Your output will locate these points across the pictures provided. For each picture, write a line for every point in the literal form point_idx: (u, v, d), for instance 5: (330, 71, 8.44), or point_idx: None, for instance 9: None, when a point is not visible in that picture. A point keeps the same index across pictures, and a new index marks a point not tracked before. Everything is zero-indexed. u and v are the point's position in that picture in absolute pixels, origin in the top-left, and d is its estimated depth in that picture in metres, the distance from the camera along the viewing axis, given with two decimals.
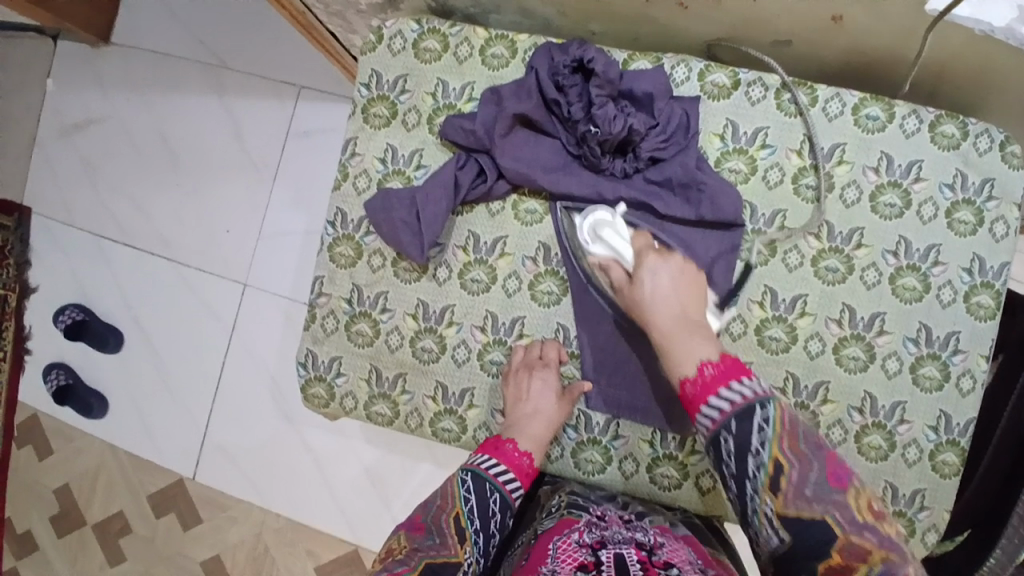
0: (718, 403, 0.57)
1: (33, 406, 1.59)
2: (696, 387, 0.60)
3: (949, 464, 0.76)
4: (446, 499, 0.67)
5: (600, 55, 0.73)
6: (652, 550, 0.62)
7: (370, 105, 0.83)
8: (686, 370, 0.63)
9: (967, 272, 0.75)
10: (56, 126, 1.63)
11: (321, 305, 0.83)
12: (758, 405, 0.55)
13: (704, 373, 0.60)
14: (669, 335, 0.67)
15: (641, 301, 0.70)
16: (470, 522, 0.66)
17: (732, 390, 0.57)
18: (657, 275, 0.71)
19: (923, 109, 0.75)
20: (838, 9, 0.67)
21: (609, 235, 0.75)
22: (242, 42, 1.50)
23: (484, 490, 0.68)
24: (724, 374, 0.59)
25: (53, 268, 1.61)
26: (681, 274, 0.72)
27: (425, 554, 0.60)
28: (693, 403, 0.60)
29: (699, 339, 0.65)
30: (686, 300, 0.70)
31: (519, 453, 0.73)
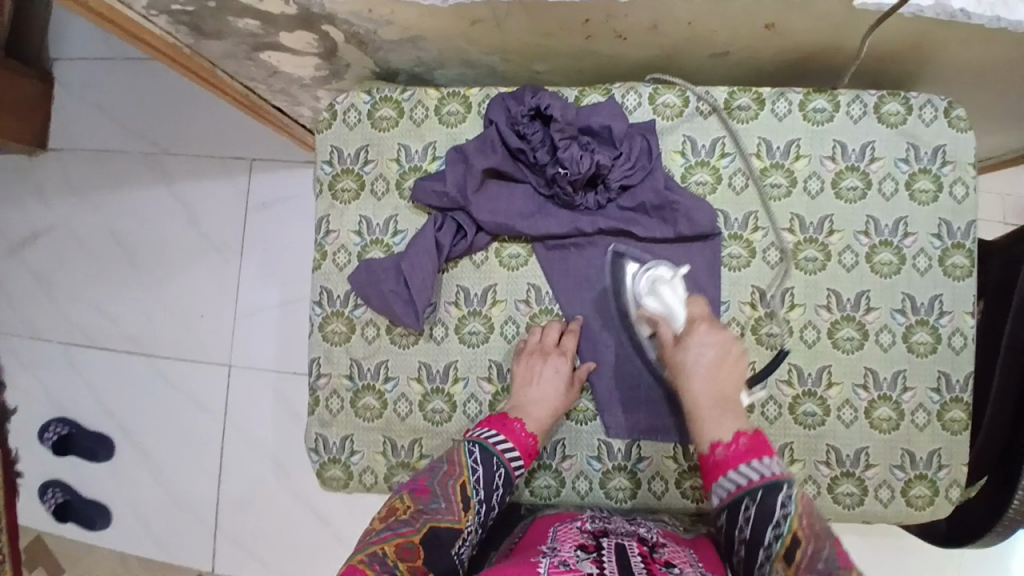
0: (746, 475, 0.62)
1: (34, 531, 1.54)
2: (728, 452, 0.65)
3: (958, 420, 0.79)
4: (453, 465, 0.70)
5: (554, 101, 0.75)
6: (653, 544, 0.66)
7: (336, 180, 0.83)
8: (718, 436, 0.66)
9: (937, 237, 0.78)
10: (6, 242, 1.58)
11: (323, 386, 0.82)
12: (783, 483, 0.60)
13: (718, 453, 0.65)
14: (702, 406, 0.69)
15: (682, 370, 0.71)
16: (475, 491, 0.69)
17: (755, 469, 0.62)
18: (703, 348, 0.71)
19: (865, 94, 0.78)
20: (770, 18, 0.70)
21: (666, 294, 0.75)
22: (184, 126, 1.49)
23: (491, 462, 0.70)
24: (754, 449, 0.64)
25: (29, 387, 1.56)
26: (725, 348, 0.71)
27: (430, 517, 0.65)
28: (717, 470, 0.65)
29: (725, 422, 0.67)
30: (727, 376, 0.70)
31: (524, 432, 0.74)
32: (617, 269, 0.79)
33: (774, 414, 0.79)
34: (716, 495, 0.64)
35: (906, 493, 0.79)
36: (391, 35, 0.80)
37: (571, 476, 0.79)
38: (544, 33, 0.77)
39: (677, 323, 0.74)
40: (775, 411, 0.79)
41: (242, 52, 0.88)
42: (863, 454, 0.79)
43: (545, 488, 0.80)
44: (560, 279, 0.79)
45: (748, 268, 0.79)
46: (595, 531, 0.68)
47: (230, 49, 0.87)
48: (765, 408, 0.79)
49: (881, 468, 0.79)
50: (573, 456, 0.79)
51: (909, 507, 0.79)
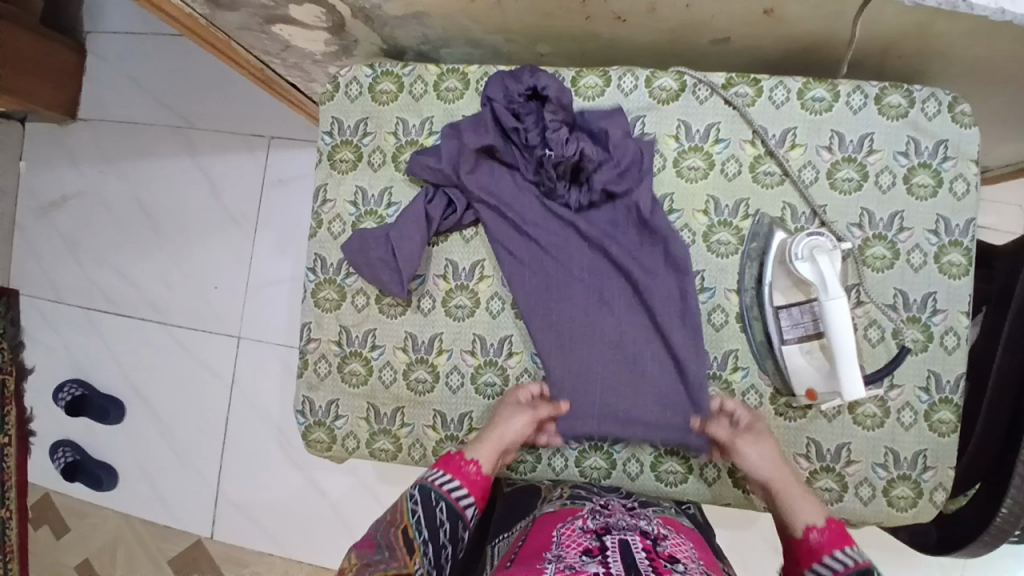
0: (833, 563, 0.65)
1: (46, 486, 1.60)
2: (822, 537, 0.67)
3: (946, 422, 0.77)
4: (396, 514, 0.70)
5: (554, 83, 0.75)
6: (656, 539, 0.65)
7: (335, 151, 0.85)
8: (809, 520, 0.69)
9: (933, 234, 0.77)
10: (35, 207, 1.64)
11: (312, 350, 0.84)
12: (873, 569, 0.63)
13: (812, 538, 0.68)
14: (788, 491, 0.72)
15: (752, 469, 0.73)
16: (418, 532, 0.69)
17: (837, 560, 0.65)
18: (760, 442, 0.73)
19: (866, 84, 0.77)
20: (769, 3, 0.69)
21: (824, 263, 0.69)
22: (207, 101, 1.53)
23: (428, 499, 0.71)
24: (834, 539, 0.67)
25: (48, 348, 1.62)
26: (774, 444, 0.74)
27: (375, 568, 0.65)
28: (809, 557, 0.67)
29: (808, 509, 0.70)
30: (779, 455, 0.75)
31: (468, 462, 0.75)
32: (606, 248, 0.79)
33: (755, 404, 0.78)
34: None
35: (889, 492, 0.78)
36: (395, 10, 0.81)
37: (548, 453, 0.81)
38: (544, 14, 0.78)
39: (829, 295, 0.68)
40: (756, 401, 0.78)
41: (255, 24, 0.91)
42: (845, 450, 0.78)
43: (522, 462, 0.82)
44: (530, 274, 0.79)
45: (737, 256, 0.78)
46: (597, 528, 0.67)
47: (242, 20, 0.90)
48: (746, 397, 0.78)
49: (863, 465, 0.78)
50: (550, 433, 0.80)
51: (891, 507, 0.78)
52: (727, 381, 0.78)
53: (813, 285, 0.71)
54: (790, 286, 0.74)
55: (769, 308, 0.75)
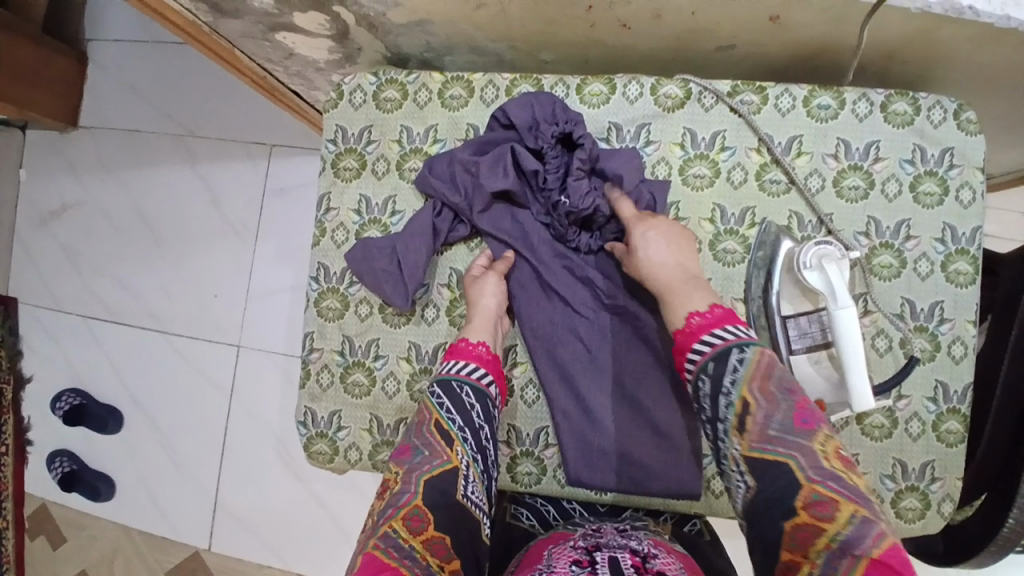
0: (710, 342, 0.66)
1: (42, 497, 1.58)
2: (703, 320, 0.67)
3: (954, 432, 0.77)
4: (424, 413, 0.72)
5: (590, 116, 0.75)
6: (647, 557, 0.64)
7: (338, 159, 0.84)
8: (694, 307, 0.69)
9: (940, 242, 0.76)
10: (35, 215, 1.64)
11: (314, 361, 0.84)
12: (736, 348, 0.64)
13: (694, 322, 0.68)
14: (676, 286, 0.71)
15: (639, 256, 0.73)
16: (451, 421, 0.70)
17: (715, 335, 0.66)
18: (654, 237, 0.72)
19: (872, 92, 0.77)
20: (776, 10, 0.69)
21: (832, 271, 0.69)
22: (209, 108, 1.53)
23: (451, 389, 0.72)
24: (721, 320, 0.67)
25: (45, 356, 1.60)
26: (685, 244, 0.74)
27: (421, 471, 0.66)
28: (690, 339, 0.67)
29: (694, 297, 0.69)
30: (688, 259, 0.73)
31: (475, 345, 0.75)
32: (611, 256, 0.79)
33: None
34: (687, 374, 0.67)
35: (897, 504, 0.77)
36: (399, 18, 0.81)
37: (553, 464, 0.79)
38: (549, 21, 0.77)
39: (839, 305, 0.68)
40: None
41: (258, 32, 0.90)
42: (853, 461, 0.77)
43: (527, 474, 0.80)
44: (533, 295, 0.79)
45: (743, 266, 0.77)
46: (589, 545, 0.67)
47: (245, 28, 0.89)
48: None
49: (871, 476, 0.78)
50: (556, 445, 0.79)
51: (899, 519, 0.78)
52: None
53: (821, 294, 0.71)
54: (798, 295, 0.74)
55: (776, 318, 0.74)
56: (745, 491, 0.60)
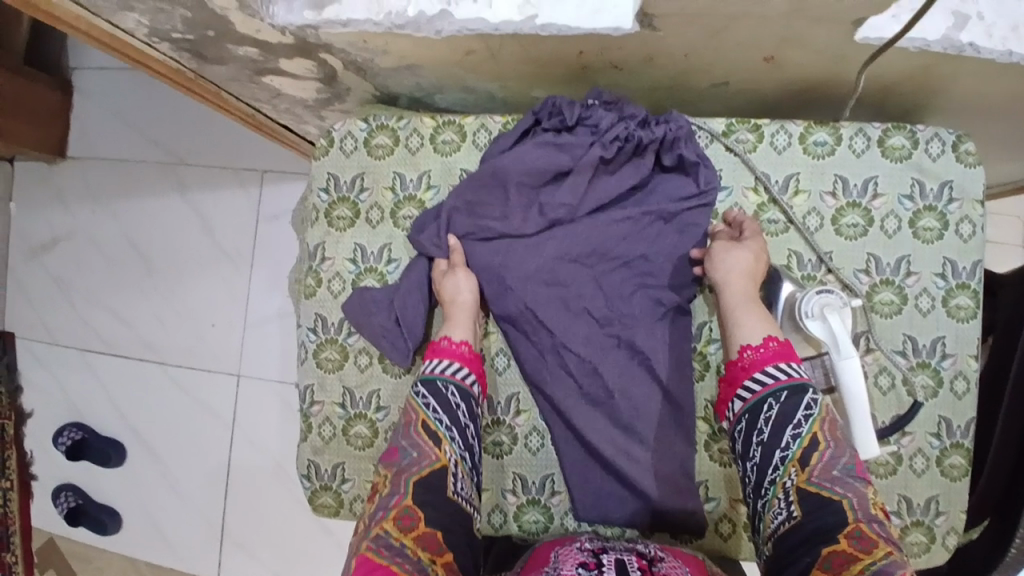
0: (775, 373, 0.66)
1: (48, 530, 1.58)
2: (756, 354, 0.68)
3: (957, 466, 0.76)
4: (410, 414, 0.70)
5: (594, 126, 0.75)
6: (653, 559, 0.65)
7: (332, 208, 0.83)
8: (748, 339, 0.69)
9: (941, 277, 0.76)
10: (27, 247, 1.62)
11: (315, 413, 0.83)
12: (809, 387, 0.65)
13: (770, 345, 0.68)
14: (741, 301, 0.71)
15: (724, 263, 0.72)
16: (439, 423, 0.69)
17: (779, 370, 0.66)
18: (745, 255, 0.72)
19: (869, 126, 0.76)
20: (770, 50, 0.68)
21: (834, 320, 0.69)
22: (198, 135, 1.51)
23: (438, 389, 0.71)
24: (784, 354, 0.68)
25: (44, 390, 1.60)
26: (762, 264, 0.73)
27: (410, 473, 0.65)
28: (742, 372, 0.68)
29: (760, 324, 0.70)
30: (759, 276, 0.73)
31: (455, 342, 0.75)
32: (612, 291, 0.76)
33: None
34: (738, 400, 0.68)
35: (902, 539, 0.77)
36: (387, 63, 0.79)
37: (560, 512, 0.79)
38: (540, 64, 0.76)
39: (842, 355, 0.69)
40: None
41: (244, 76, 0.89)
42: None
43: (533, 522, 0.79)
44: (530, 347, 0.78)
45: None
46: (594, 548, 0.67)
47: (231, 73, 0.88)
48: None
49: None
50: (562, 492, 0.79)
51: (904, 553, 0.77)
52: None
53: (822, 342, 0.71)
54: (801, 341, 0.73)
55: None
56: (786, 520, 0.59)
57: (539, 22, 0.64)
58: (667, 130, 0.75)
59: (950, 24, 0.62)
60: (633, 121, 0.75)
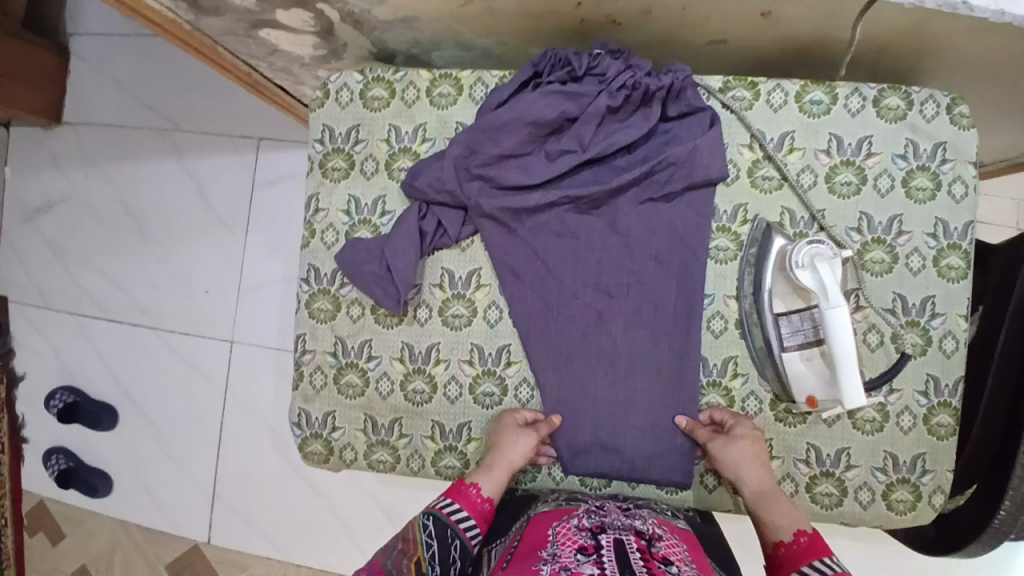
0: (823, 569, 0.59)
1: (38, 494, 1.58)
2: (792, 551, 0.62)
3: (944, 425, 0.77)
4: (408, 542, 0.66)
5: (602, 75, 0.75)
6: (651, 539, 0.65)
7: (327, 159, 0.83)
8: (778, 534, 0.64)
9: (932, 237, 0.76)
10: (21, 211, 1.62)
11: (307, 362, 0.84)
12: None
13: (800, 541, 0.63)
14: (766, 500, 0.68)
15: (728, 456, 0.71)
16: (434, 569, 0.64)
17: (827, 568, 0.59)
18: (745, 437, 0.72)
19: (864, 87, 0.76)
20: (766, 5, 0.68)
21: (824, 270, 0.68)
22: (194, 102, 1.50)
23: (445, 535, 0.66)
24: (816, 549, 0.62)
25: (37, 355, 1.59)
26: (762, 452, 0.72)
27: None
28: (788, 567, 0.62)
29: (787, 520, 0.66)
30: (767, 468, 0.71)
31: (479, 496, 0.70)
32: (602, 244, 0.78)
33: (754, 410, 0.77)
34: None
35: (888, 496, 0.78)
36: (385, 14, 0.79)
37: (548, 462, 0.80)
38: (538, 18, 0.76)
39: (830, 304, 0.67)
40: (755, 407, 0.77)
41: (241, 29, 0.88)
42: (845, 454, 0.78)
43: (522, 470, 0.81)
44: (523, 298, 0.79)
45: (733, 264, 0.77)
46: (592, 527, 0.67)
47: (228, 25, 0.88)
48: (746, 403, 0.77)
49: (863, 469, 0.78)
50: (550, 444, 0.80)
51: (890, 510, 0.78)
52: (727, 390, 0.77)
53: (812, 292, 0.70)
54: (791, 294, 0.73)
55: (769, 315, 0.74)
56: None
57: None
58: (673, 79, 0.74)
59: None
60: (641, 70, 0.74)
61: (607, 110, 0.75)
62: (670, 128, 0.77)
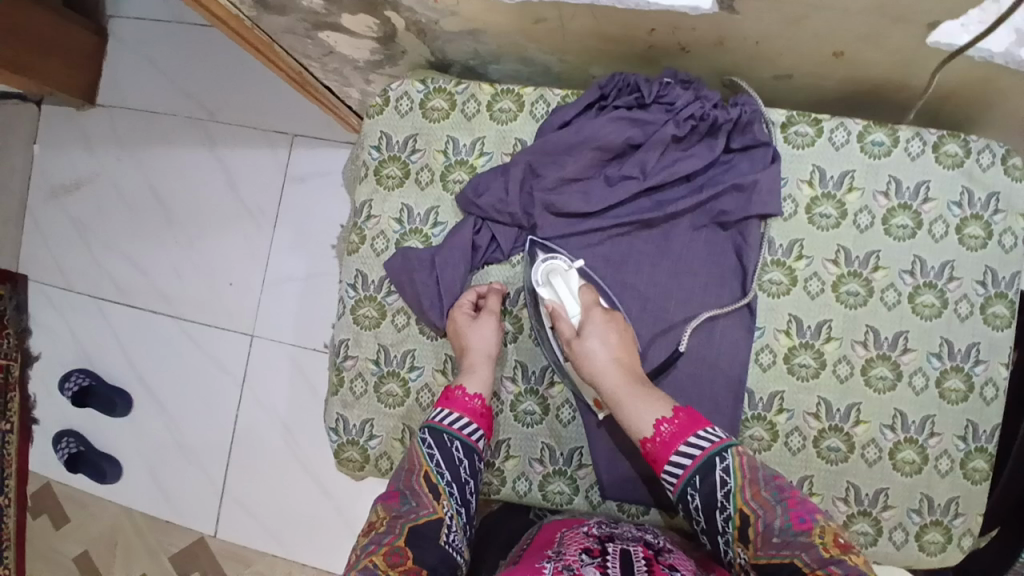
0: (682, 458, 0.63)
1: (45, 475, 1.57)
2: (656, 446, 0.65)
3: (980, 470, 0.77)
4: (412, 461, 0.70)
5: (670, 104, 0.74)
6: (659, 550, 0.67)
7: (382, 166, 0.83)
8: (642, 430, 0.66)
9: (981, 285, 0.76)
10: (46, 190, 1.61)
11: (348, 368, 0.83)
12: (716, 456, 0.62)
13: (663, 431, 0.65)
14: (619, 393, 0.69)
15: (582, 363, 0.71)
16: (441, 476, 0.69)
17: (691, 447, 0.63)
18: (600, 338, 0.71)
19: (925, 131, 0.77)
20: (839, 45, 0.68)
21: (559, 285, 0.75)
22: (232, 93, 1.50)
23: (444, 442, 0.71)
24: (679, 431, 0.65)
25: (53, 335, 1.59)
26: (617, 338, 0.72)
27: (406, 519, 0.65)
28: (655, 464, 0.65)
29: (651, 405, 0.67)
30: (626, 360, 0.71)
31: (472, 398, 0.74)
32: (654, 269, 0.78)
33: (796, 446, 0.77)
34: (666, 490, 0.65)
35: (920, 537, 0.78)
36: (452, 26, 0.79)
37: (586, 485, 0.79)
38: (605, 41, 0.76)
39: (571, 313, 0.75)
40: (798, 444, 0.77)
41: (302, 29, 0.88)
42: (882, 495, 0.77)
43: (559, 493, 0.80)
44: None
45: (787, 299, 0.77)
46: (600, 534, 0.70)
47: (290, 25, 0.88)
48: (789, 439, 0.77)
49: (898, 510, 0.78)
50: (589, 466, 0.79)
51: (921, 552, 0.78)
52: (771, 424, 0.77)
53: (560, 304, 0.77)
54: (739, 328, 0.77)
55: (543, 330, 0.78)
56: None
57: None
58: (742, 111, 0.74)
59: (1013, 39, 0.62)
60: (709, 101, 0.74)
61: (672, 139, 0.75)
62: (732, 160, 0.77)
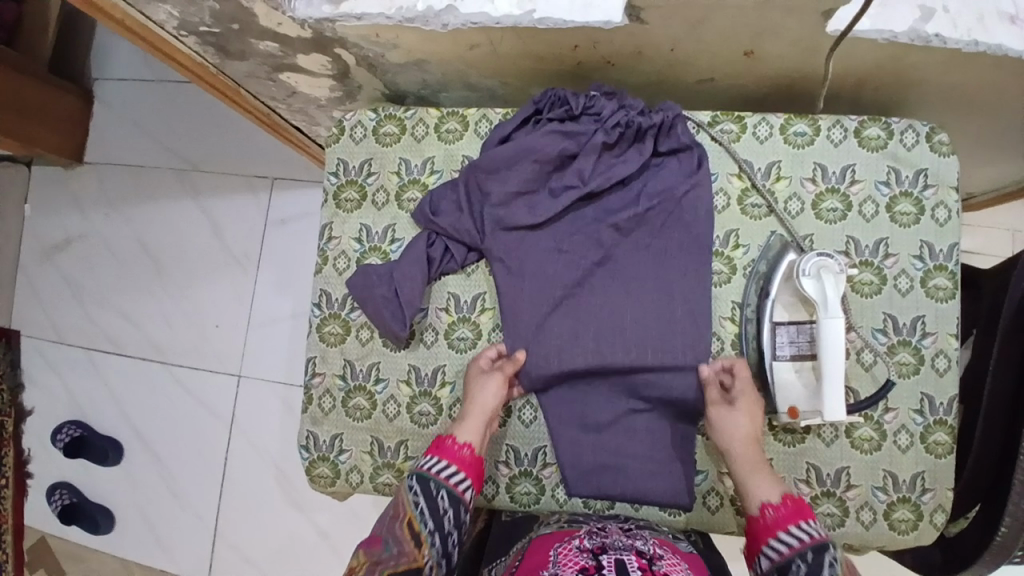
0: (798, 535, 0.66)
1: (41, 529, 1.57)
2: (777, 514, 0.68)
3: (942, 443, 0.78)
4: (399, 506, 0.73)
5: (597, 113, 0.80)
6: (652, 558, 0.67)
7: (340, 191, 0.88)
8: (766, 496, 0.70)
9: (918, 259, 0.80)
10: (39, 248, 1.67)
11: (317, 385, 0.86)
12: (828, 545, 0.65)
13: (785, 505, 0.69)
14: (753, 465, 0.72)
15: (724, 427, 0.74)
16: (424, 524, 0.71)
17: (801, 531, 0.67)
18: (743, 411, 0.74)
19: (846, 119, 0.81)
20: (749, 45, 0.74)
21: (828, 282, 0.71)
22: (214, 143, 1.58)
23: (430, 490, 0.72)
24: (798, 512, 0.68)
25: (47, 388, 1.62)
26: (759, 415, 0.75)
27: (386, 567, 0.69)
28: (765, 532, 0.68)
29: (773, 482, 0.71)
30: (762, 440, 0.74)
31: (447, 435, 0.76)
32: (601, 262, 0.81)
33: None
34: (766, 558, 0.67)
35: (890, 515, 0.78)
36: (397, 58, 0.86)
37: (551, 483, 0.81)
38: (538, 61, 0.82)
39: (827, 313, 0.71)
40: None
41: (263, 72, 0.95)
42: (845, 473, 0.79)
43: (526, 494, 0.82)
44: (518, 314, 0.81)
45: (730, 288, 0.80)
46: (593, 548, 0.69)
47: (251, 69, 0.94)
48: None
49: (863, 488, 0.78)
50: (554, 464, 0.81)
51: (892, 530, 0.78)
52: None
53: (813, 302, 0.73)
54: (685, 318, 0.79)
55: (768, 323, 0.77)
56: None
57: (536, 16, 0.71)
58: (664, 117, 0.79)
59: (917, 15, 0.67)
60: (633, 109, 0.79)
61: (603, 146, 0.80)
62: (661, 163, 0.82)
